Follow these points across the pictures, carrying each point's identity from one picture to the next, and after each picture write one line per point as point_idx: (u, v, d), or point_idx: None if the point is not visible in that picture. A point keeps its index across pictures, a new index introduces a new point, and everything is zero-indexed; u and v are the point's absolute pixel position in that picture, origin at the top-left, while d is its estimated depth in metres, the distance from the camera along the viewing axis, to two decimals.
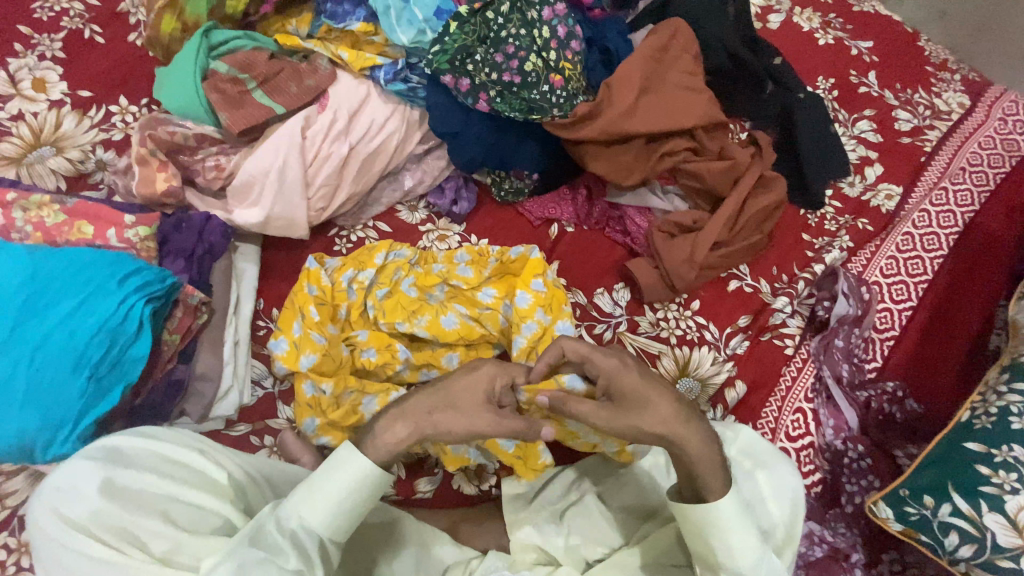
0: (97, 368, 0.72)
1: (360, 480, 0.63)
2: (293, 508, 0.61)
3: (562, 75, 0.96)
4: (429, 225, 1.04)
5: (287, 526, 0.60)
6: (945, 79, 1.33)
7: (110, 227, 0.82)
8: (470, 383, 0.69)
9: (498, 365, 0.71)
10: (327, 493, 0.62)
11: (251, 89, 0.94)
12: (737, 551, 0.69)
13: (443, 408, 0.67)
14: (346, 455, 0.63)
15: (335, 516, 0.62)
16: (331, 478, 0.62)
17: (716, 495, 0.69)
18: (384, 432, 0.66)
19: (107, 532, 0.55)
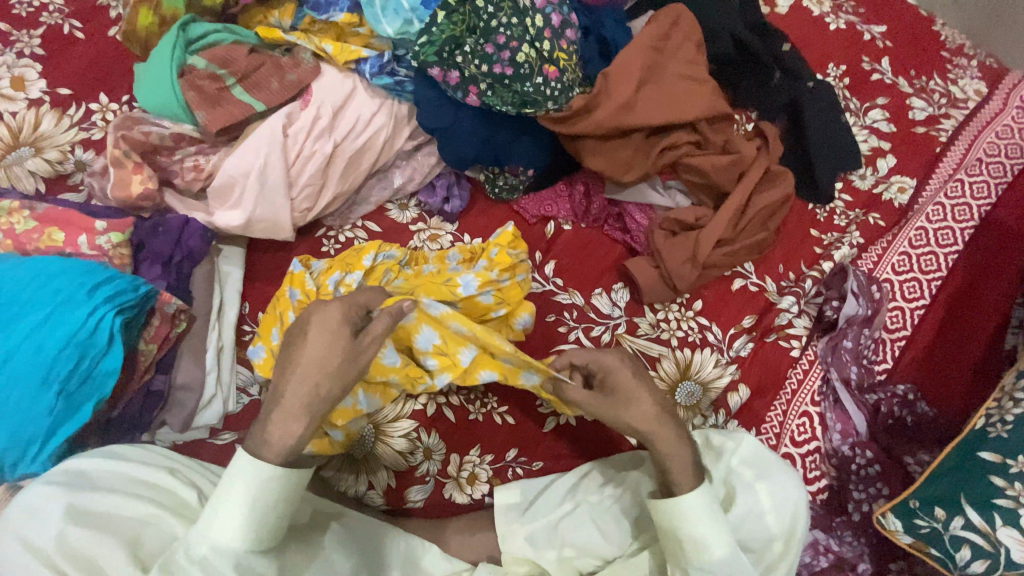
0: (66, 383, 0.70)
1: (260, 484, 0.62)
2: (202, 533, 0.61)
3: (557, 65, 0.91)
4: (420, 225, 1.00)
5: (197, 553, 0.60)
6: (962, 65, 1.27)
7: (81, 233, 0.80)
8: (325, 332, 0.69)
9: (345, 305, 0.71)
10: (230, 508, 0.61)
11: (230, 85, 0.90)
12: (705, 547, 0.69)
13: (312, 374, 0.67)
14: (239, 463, 0.63)
15: (246, 523, 0.61)
16: (230, 491, 0.62)
17: (683, 491, 0.71)
18: (274, 428, 0.65)
19: (70, 556, 0.57)
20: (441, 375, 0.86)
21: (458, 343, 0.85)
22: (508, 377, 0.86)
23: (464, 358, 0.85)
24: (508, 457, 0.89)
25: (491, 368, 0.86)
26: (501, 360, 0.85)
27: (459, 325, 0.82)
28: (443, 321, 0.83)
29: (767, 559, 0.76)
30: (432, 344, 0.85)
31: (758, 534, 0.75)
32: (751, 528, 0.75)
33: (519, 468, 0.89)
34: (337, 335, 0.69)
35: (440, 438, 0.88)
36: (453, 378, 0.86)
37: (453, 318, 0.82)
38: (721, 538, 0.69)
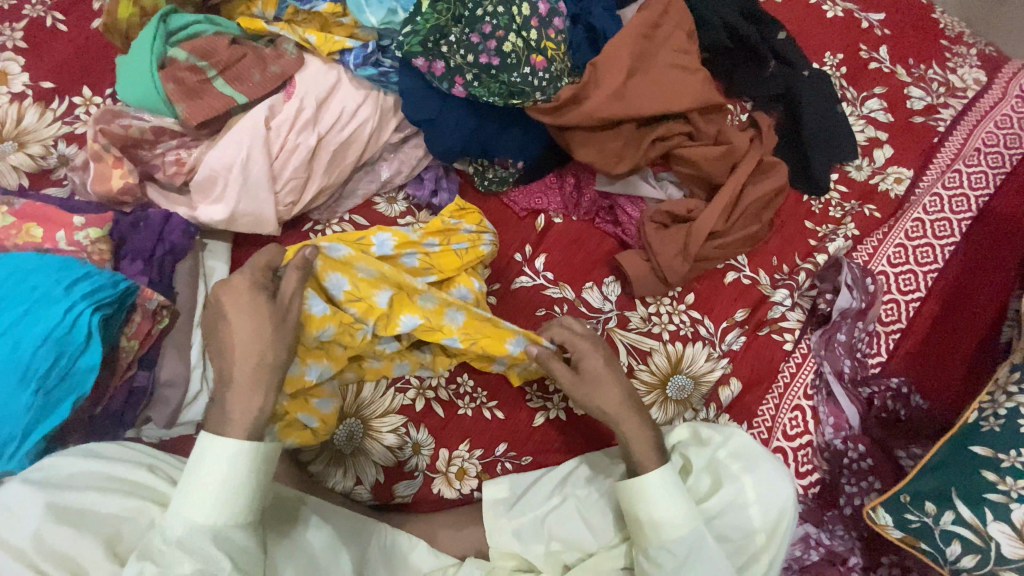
0: (45, 380, 0.70)
1: (228, 462, 0.63)
2: (176, 515, 0.61)
3: (544, 55, 0.90)
4: (409, 218, 0.98)
5: (173, 535, 0.60)
6: (961, 53, 1.25)
7: (59, 229, 0.79)
8: (240, 303, 0.69)
9: (250, 275, 0.71)
10: (200, 489, 0.62)
11: (211, 77, 0.88)
12: (662, 525, 0.71)
13: (251, 346, 0.68)
14: (205, 444, 0.64)
15: (217, 502, 0.62)
16: (199, 472, 0.63)
17: (647, 470, 0.73)
18: (233, 404, 0.66)
19: (51, 557, 0.58)
20: (365, 321, 0.84)
21: (370, 286, 0.84)
22: (431, 322, 0.85)
23: (381, 300, 0.83)
24: (498, 452, 0.88)
25: (410, 312, 0.85)
26: (419, 301, 0.85)
27: (368, 266, 0.83)
28: (350, 264, 0.83)
29: (748, 552, 0.75)
30: (344, 290, 0.82)
31: (741, 525, 0.75)
32: (733, 518, 0.75)
33: (508, 463, 0.88)
34: (257, 304, 0.69)
35: (429, 433, 0.88)
36: (376, 324, 0.84)
37: (359, 258, 0.82)
38: (681, 519, 0.70)
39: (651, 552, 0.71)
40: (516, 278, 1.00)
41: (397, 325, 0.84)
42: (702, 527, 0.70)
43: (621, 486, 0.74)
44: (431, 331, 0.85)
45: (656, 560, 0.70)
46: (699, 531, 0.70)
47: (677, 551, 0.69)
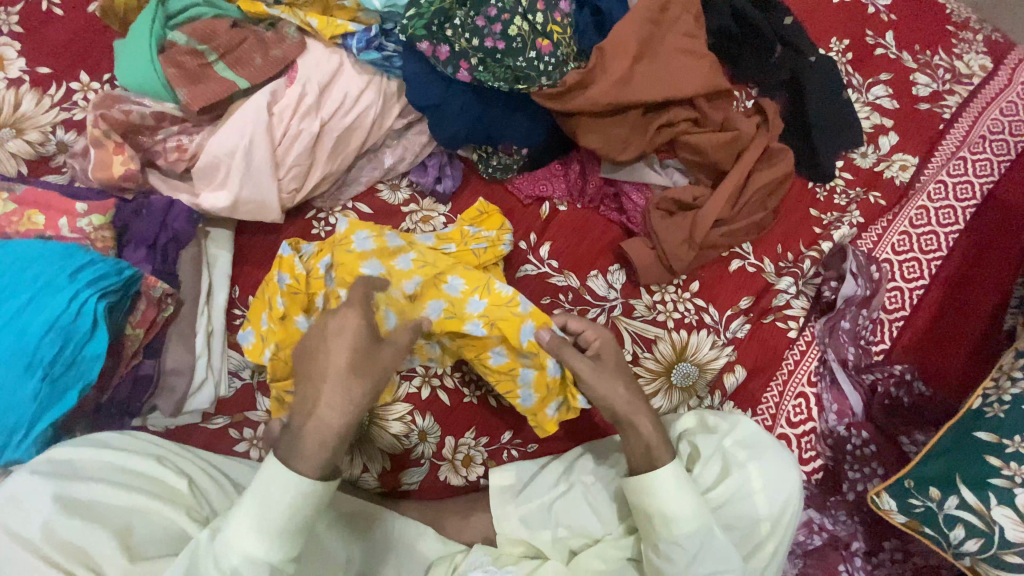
0: (50, 368, 0.70)
1: (292, 498, 0.61)
2: (230, 544, 0.59)
3: (550, 39, 0.88)
4: (412, 206, 0.97)
5: (227, 563, 0.59)
6: (967, 39, 1.23)
7: (62, 215, 0.78)
8: (342, 335, 0.70)
9: (360, 309, 0.72)
10: (258, 520, 0.59)
11: (212, 61, 0.87)
12: (673, 521, 0.70)
13: (343, 380, 0.67)
14: (271, 473, 0.61)
15: (273, 537, 0.60)
16: (263, 502, 0.60)
17: (658, 464, 0.73)
18: (308, 439, 0.64)
19: (62, 547, 0.58)
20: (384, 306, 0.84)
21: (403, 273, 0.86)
22: (455, 308, 0.85)
23: (409, 285, 0.85)
24: (503, 440, 0.89)
25: (435, 300, 0.86)
26: (445, 287, 0.86)
27: (408, 257, 0.86)
28: (393, 254, 0.86)
29: (752, 540, 0.75)
30: (377, 273, 0.85)
31: (745, 513, 0.76)
32: (737, 508, 0.76)
33: (514, 450, 0.89)
34: (356, 335, 0.70)
35: (434, 421, 0.88)
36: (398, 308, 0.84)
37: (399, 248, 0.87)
38: (690, 513, 0.70)
39: (660, 547, 0.71)
40: (521, 266, 0.99)
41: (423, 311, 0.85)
42: (709, 521, 0.71)
43: (630, 481, 0.73)
44: (452, 319, 0.85)
45: (666, 554, 0.70)
46: (707, 525, 0.70)
47: (688, 545, 0.69)
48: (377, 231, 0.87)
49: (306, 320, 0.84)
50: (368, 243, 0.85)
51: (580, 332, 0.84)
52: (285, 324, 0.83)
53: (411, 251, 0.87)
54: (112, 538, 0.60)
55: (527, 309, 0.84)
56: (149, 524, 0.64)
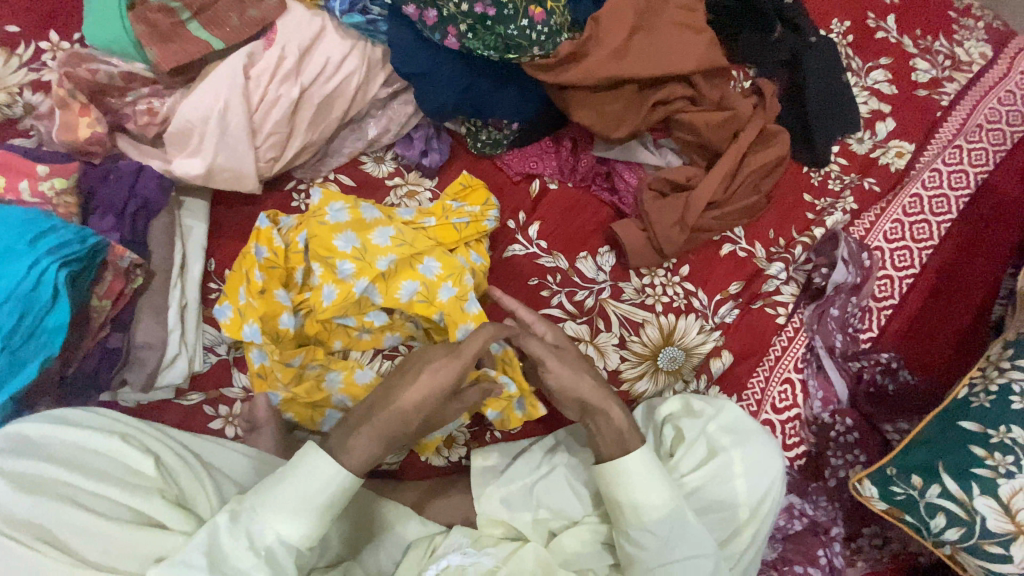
0: (9, 339, 0.67)
1: (334, 489, 0.61)
2: (265, 523, 0.58)
3: (543, 7, 0.85)
4: (397, 179, 0.94)
5: (262, 542, 0.58)
6: (969, 25, 1.21)
7: (23, 178, 0.74)
8: (432, 382, 0.67)
9: (460, 363, 0.68)
10: (302, 504, 0.59)
11: (185, 20, 0.83)
12: (642, 507, 0.69)
13: (410, 412, 0.67)
14: (315, 461, 0.61)
15: (311, 522, 0.59)
16: (306, 488, 0.60)
17: (630, 449, 0.71)
18: (359, 437, 0.65)
19: (28, 530, 0.53)
20: (356, 281, 0.80)
21: (376, 249, 0.81)
22: (428, 293, 0.82)
23: (382, 262, 0.81)
24: (487, 421, 0.89)
25: (411, 280, 0.82)
26: (420, 268, 0.83)
27: (386, 232, 0.83)
28: (369, 227, 0.83)
29: (730, 526, 0.74)
30: (352, 247, 0.81)
31: (724, 497, 0.75)
32: (714, 491, 0.75)
33: (497, 432, 0.89)
34: (441, 388, 0.67)
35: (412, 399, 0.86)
36: (372, 286, 0.81)
37: (382, 224, 0.83)
38: (662, 500, 0.69)
39: (631, 533, 0.70)
40: (509, 246, 0.97)
41: (396, 293, 0.81)
42: (682, 505, 0.70)
43: (600, 468, 0.72)
44: (424, 304, 0.81)
45: (637, 541, 0.69)
46: (679, 508, 0.70)
47: (659, 532, 0.68)
48: (352, 202, 0.84)
49: (286, 294, 0.82)
50: (342, 215, 0.82)
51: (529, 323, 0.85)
52: (265, 298, 0.80)
53: (389, 226, 0.84)
54: (81, 523, 0.55)
55: (473, 310, 0.81)
56: (120, 509, 0.58)
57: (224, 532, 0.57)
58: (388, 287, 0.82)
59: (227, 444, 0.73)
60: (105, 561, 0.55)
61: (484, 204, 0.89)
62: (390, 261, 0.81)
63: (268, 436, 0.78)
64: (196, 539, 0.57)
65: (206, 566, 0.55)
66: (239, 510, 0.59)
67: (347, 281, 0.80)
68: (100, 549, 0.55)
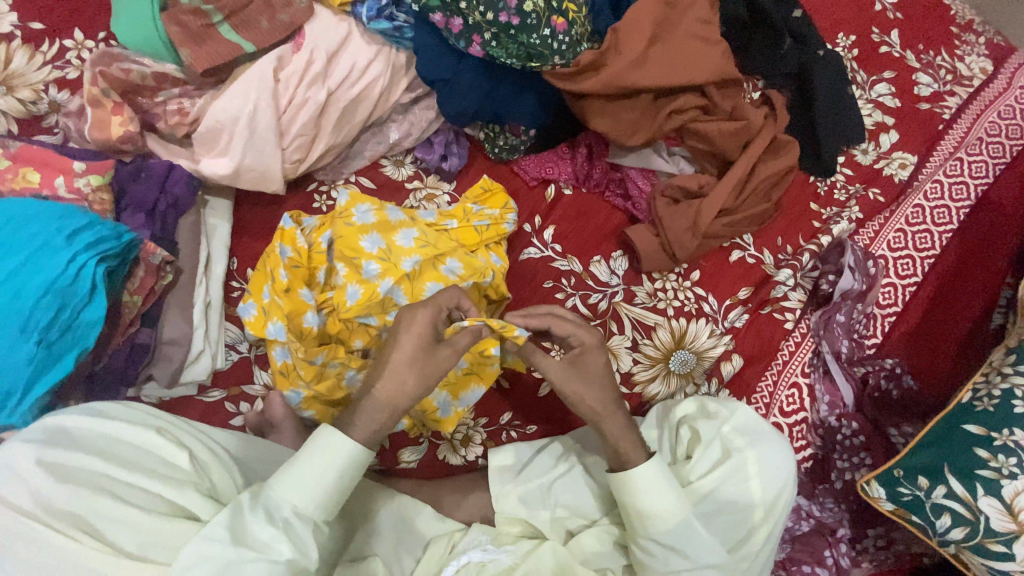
0: (46, 333, 0.68)
1: (346, 460, 0.63)
2: (281, 497, 0.60)
3: (565, 17, 0.87)
4: (416, 183, 0.96)
5: (279, 515, 0.59)
6: (970, 41, 1.24)
7: (57, 175, 0.75)
8: (410, 335, 0.68)
9: (432, 309, 0.70)
10: (314, 476, 0.61)
11: (216, 22, 0.84)
12: (650, 518, 0.71)
13: (401, 374, 0.67)
14: (323, 440, 0.62)
15: (327, 494, 0.62)
16: (314, 464, 0.61)
17: (633, 464, 0.73)
18: (361, 411, 0.66)
19: (67, 519, 0.54)
20: (381, 281, 0.82)
21: (400, 251, 0.83)
22: None
23: (407, 263, 0.83)
24: (503, 421, 0.90)
25: (435, 281, 0.84)
26: (443, 269, 0.85)
27: (410, 234, 0.85)
28: (393, 228, 0.85)
29: (746, 526, 0.75)
30: (377, 248, 0.83)
31: (739, 497, 0.76)
32: (730, 492, 0.76)
33: (514, 432, 0.90)
34: (419, 339, 0.68)
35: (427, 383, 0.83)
36: (398, 286, 0.82)
37: (405, 226, 0.85)
38: (669, 509, 0.71)
39: (645, 540, 0.71)
40: (525, 249, 0.99)
41: (421, 293, 0.83)
42: (690, 514, 0.71)
43: (612, 479, 0.73)
44: None
45: (648, 549, 0.71)
46: (688, 518, 0.71)
47: (669, 541, 0.70)
48: (378, 204, 0.86)
49: (309, 292, 0.82)
50: (368, 216, 0.84)
51: (566, 334, 0.77)
52: (289, 297, 0.82)
53: (412, 228, 0.86)
54: (116, 513, 0.55)
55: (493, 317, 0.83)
56: (154, 500, 0.58)
57: (247, 510, 0.59)
58: (414, 288, 0.83)
59: (245, 438, 0.75)
60: (138, 551, 0.55)
61: (506, 206, 0.91)
62: (417, 263, 0.83)
63: (288, 434, 0.80)
64: (220, 517, 0.57)
65: (230, 539, 0.56)
66: (260, 491, 0.61)
67: (371, 281, 0.82)
68: (134, 539, 0.55)
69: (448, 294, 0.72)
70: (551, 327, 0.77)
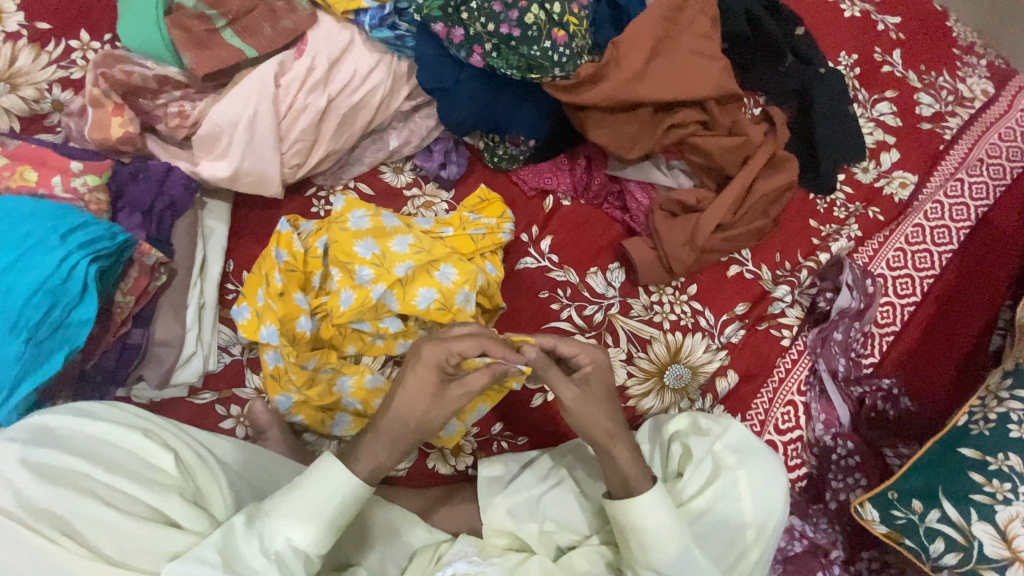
0: (36, 331, 0.68)
1: (344, 495, 0.62)
2: (276, 527, 0.59)
3: (566, 30, 0.87)
4: (414, 190, 0.96)
5: (272, 547, 0.58)
6: (971, 63, 1.25)
7: (55, 173, 0.75)
8: (418, 376, 0.68)
9: (436, 349, 0.69)
10: (311, 509, 0.60)
11: (220, 27, 0.85)
12: (651, 547, 0.68)
13: (406, 411, 0.68)
14: (326, 471, 0.62)
15: (321, 529, 0.60)
16: (314, 496, 0.61)
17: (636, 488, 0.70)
18: (364, 448, 0.67)
19: (48, 519, 0.52)
20: (374, 286, 0.82)
21: (395, 256, 0.83)
22: (445, 300, 0.83)
23: (400, 268, 0.82)
24: (494, 431, 0.90)
25: (428, 287, 0.83)
26: (437, 275, 0.84)
27: (405, 240, 0.85)
28: (389, 234, 0.85)
29: (737, 548, 0.74)
30: (372, 253, 0.83)
31: (732, 518, 0.74)
32: (724, 511, 0.75)
33: (504, 443, 0.90)
34: (426, 383, 0.68)
35: None
36: (390, 292, 0.82)
37: (401, 232, 0.85)
38: (672, 537, 0.68)
39: (644, 569, 0.69)
40: (521, 259, 0.99)
41: (414, 299, 0.82)
42: (689, 540, 0.69)
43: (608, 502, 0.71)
44: (443, 311, 0.83)
45: None
46: (687, 545, 0.68)
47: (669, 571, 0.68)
48: (373, 210, 0.86)
49: (304, 297, 0.83)
50: (364, 222, 0.85)
51: (571, 355, 0.75)
52: (283, 301, 0.81)
53: (408, 233, 0.86)
54: (97, 515, 0.54)
55: None
56: (137, 504, 0.57)
57: (239, 534, 0.57)
58: (406, 296, 0.83)
59: (233, 441, 0.74)
60: (119, 556, 0.53)
61: (505, 214, 0.92)
62: (411, 270, 0.83)
63: (275, 440, 0.79)
64: (211, 539, 0.56)
65: (221, 565, 0.54)
66: (256, 518, 0.59)
67: (364, 286, 0.82)
68: (116, 542, 0.54)
69: (459, 340, 0.68)
70: (557, 347, 0.75)
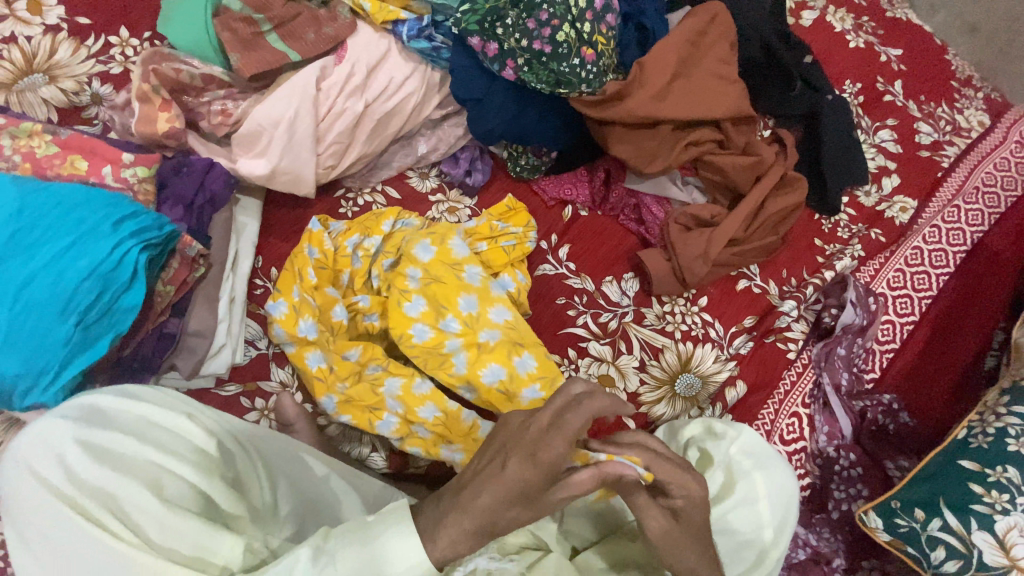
0: (84, 316, 0.69)
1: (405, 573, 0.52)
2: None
3: (594, 49, 0.91)
4: (439, 196, 1.00)
5: None
6: (968, 95, 1.31)
7: (106, 164, 0.78)
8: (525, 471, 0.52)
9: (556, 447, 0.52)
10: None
11: (265, 31, 0.89)
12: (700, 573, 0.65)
13: (499, 505, 0.53)
14: (397, 538, 0.53)
15: None
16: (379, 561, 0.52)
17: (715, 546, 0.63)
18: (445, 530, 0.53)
19: (98, 498, 0.54)
20: (453, 340, 0.83)
21: (485, 322, 0.84)
22: (510, 385, 0.82)
23: (486, 336, 0.83)
24: None
25: (499, 364, 0.82)
26: (515, 360, 0.82)
27: (502, 313, 0.85)
28: (492, 300, 0.86)
29: (755, 551, 0.77)
30: (469, 311, 0.84)
31: (751, 521, 0.77)
32: (745, 514, 0.77)
33: None
34: (532, 482, 0.52)
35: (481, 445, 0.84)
36: (466, 351, 0.83)
37: (502, 303, 0.86)
38: None
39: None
40: (540, 265, 1.02)
41: (481, 371, 0.82)
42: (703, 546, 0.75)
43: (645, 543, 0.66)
44: (502, 395, 0.82)
45: None
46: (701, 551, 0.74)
47: None
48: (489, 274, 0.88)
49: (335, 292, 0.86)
50: (475, 280, 0.86)
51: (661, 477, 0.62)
52: (317, 294, 0.85)
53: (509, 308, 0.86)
54: (141, 496, 0.55)
55: None
56: (181, 486, 0.58)
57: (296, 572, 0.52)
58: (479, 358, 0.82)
59: (267, 431, 0.75)
60: (159, 540, 0.54)
61: (530, 220, 0.96)
62: (496, 339, 0.83)
63: (303, 432, 0.80)
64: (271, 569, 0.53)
65: None
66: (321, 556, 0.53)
67: (444, 334, 0.83)
68: (158, 524, 0.54)
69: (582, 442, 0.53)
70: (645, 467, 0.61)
